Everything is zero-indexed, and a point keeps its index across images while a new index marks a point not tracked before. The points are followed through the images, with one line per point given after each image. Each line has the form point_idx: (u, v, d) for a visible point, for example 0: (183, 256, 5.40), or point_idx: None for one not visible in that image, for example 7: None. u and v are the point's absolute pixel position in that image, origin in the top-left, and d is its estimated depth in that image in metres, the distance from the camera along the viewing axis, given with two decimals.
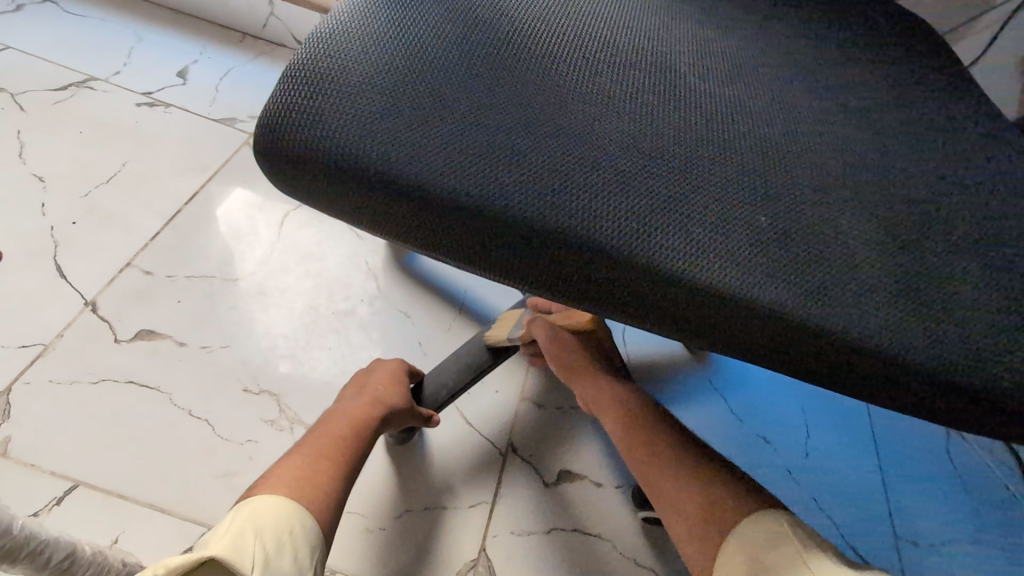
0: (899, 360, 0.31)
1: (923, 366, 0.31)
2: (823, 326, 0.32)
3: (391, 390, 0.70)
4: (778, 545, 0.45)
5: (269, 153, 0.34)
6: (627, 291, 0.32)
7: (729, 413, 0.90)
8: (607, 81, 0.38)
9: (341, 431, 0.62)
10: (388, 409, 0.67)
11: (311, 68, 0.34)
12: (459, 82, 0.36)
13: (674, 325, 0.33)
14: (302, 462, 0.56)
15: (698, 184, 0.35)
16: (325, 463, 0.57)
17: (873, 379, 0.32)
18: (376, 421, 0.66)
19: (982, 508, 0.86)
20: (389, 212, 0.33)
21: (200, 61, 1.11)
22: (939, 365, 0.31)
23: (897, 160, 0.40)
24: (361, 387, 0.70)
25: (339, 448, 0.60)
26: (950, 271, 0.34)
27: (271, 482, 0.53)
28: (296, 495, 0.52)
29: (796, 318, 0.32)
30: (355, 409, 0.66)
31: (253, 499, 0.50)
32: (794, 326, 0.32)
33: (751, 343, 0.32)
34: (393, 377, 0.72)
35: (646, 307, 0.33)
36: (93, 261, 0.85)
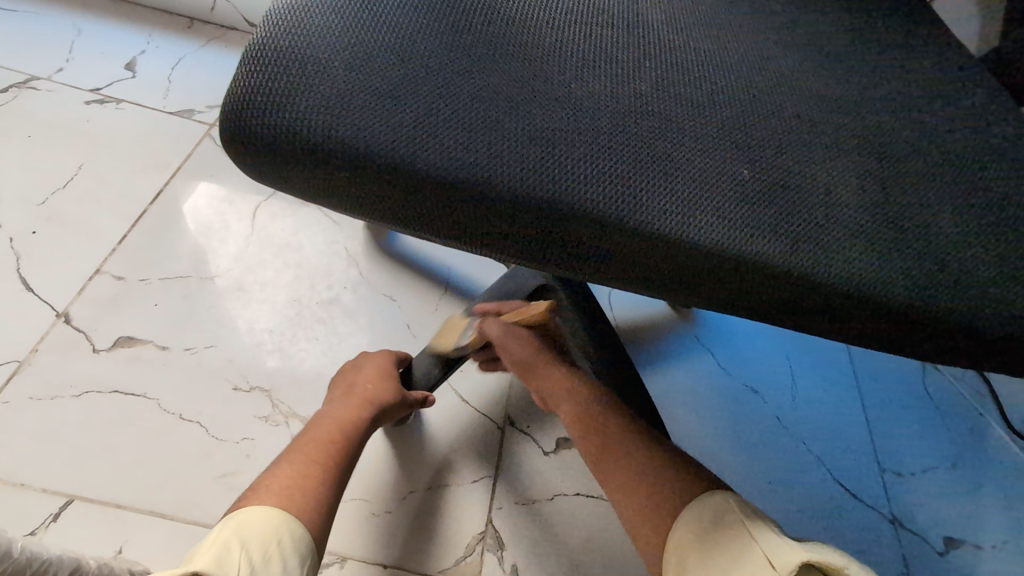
0: (883, 298, 0.32)
1: (905, 301, 0.33)
2: (811, 273, 0.32)
3: (379, 387, 0.69)
4: (722, 520, 0.48)
5: (237, 138, 0.32)
6: (620, 254, 0.33)
7: (717, 367, 0.92)
8: (582, 43, 0.37)
9: (331, 434, 0.61)
10: (377, 408, 0.67)
11: (272, 44, 0.32)
12: (433, 52, 0.34)
13: (667, 284, 0.34)
14: (292, 470, 0.55)
15: (681, 141, 0.35)
16: (316, 469, 0.56)
17: (857, 317, 0.33)
18: (366, 420, 0.65)
19: (957, 434, 0.90)
20: (373, 192, 0.32)
21: (147, 51, 1.06)
22: (920, 298, 0.33)
23: (874, 101, 0.40)
24: (349, 386, 0.69)
25: (330, 452, 0.59)
26: (932, 207, 0.35)
27: (261, 493, 0.52)
28: (289, 506, 0.51)
29: (785, 267, 0.32)
30: (344, 410, 0.65)
31: (242, 512, 0.50)
32: (783, 276, 0.32)
33: (738, 295, 0.33)
34: (382, 375, 0.71)
35: (639, 269, 0.33)
36: (60, 270, 0.82)
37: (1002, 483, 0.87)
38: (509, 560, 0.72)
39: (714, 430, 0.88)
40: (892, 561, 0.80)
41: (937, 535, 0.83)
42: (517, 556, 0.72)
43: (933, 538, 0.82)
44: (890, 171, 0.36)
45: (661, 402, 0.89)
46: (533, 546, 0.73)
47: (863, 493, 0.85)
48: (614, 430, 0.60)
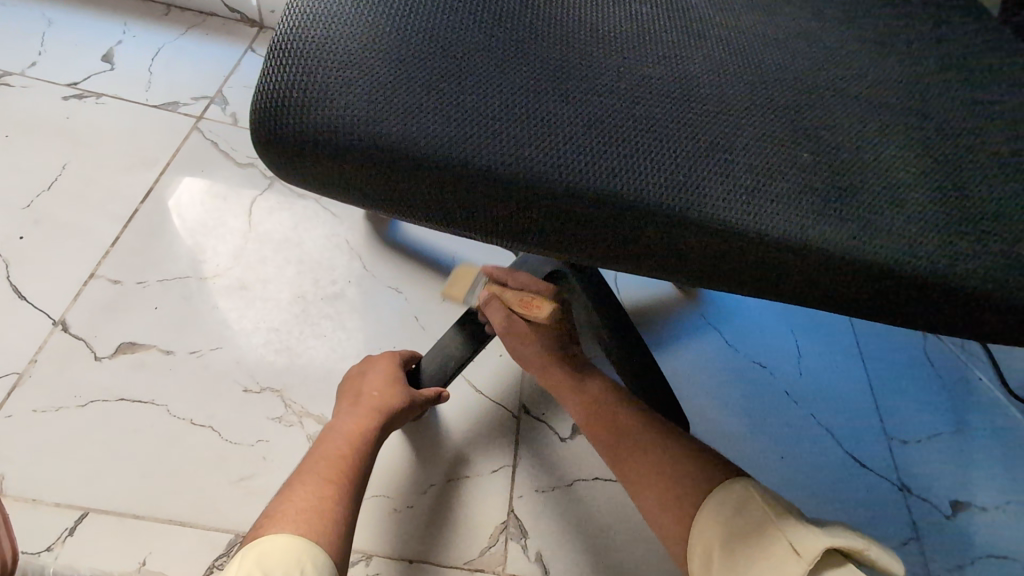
0: (949, 276, 0.30)
1: (973, 276, 0.30)
2: (884, 260, 0.30)
3: (388, 391, 0.68)
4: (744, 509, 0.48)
5: (267, 138, 0.30)
6: (677, 246, 0.30)
7: (726, 344, 0.92)
8: (621, 24, 0.35)
9: (342, 452, 0.60)
10: (387, 416, 0.66)
11: (303, 35, 0.30)
12: (467, 38, 0.32)
13: (728, 276, 0.31)
14: (307, 495, 0.55)
15: (736, 124, 0.33)
16: (331, 491, 0.56)
17: (924, 300, 0.31)
18: (377, 432, 0.64)
19: (959, 399, 0.91)
20: (411, 190, 0.30)
21: (124, 41, 1.01)
22: (990, 275, 0.30)
23: (918, 64, 0.38)
24: (356, 395, 0.68)
25: (342, 471, 0.58)
26: (983, 169, 0.33)
27: (279, 520, 0.52)
28: (308, 531, 0.51)
29: (851, 253, 0.30)
30: (353, 424, 0.64)
31: (262, 542, 0.49)
32: (855, 264, 0.30)
33: (803, 286, 0.31)
34: (388, 379, 0.69)
35: (698, 262, 0.31)
36: (52, 276, 0.78)
37: (1003, 444, 0.88)
38: (533, 547, 0.72)
39: (724, 406, 0.87)
40: (902, 526, 0.81)
41: (944, 498, 0.83)
42: (541, 543, 0.72)
43: (940, 502, 0.83)
44: (938, 133, 0.34)
45: (671, 380, 0.88)
46: (556, 531, 0.73)
47: (870, 460, 0.85)
48: (626, 425, 0.61)
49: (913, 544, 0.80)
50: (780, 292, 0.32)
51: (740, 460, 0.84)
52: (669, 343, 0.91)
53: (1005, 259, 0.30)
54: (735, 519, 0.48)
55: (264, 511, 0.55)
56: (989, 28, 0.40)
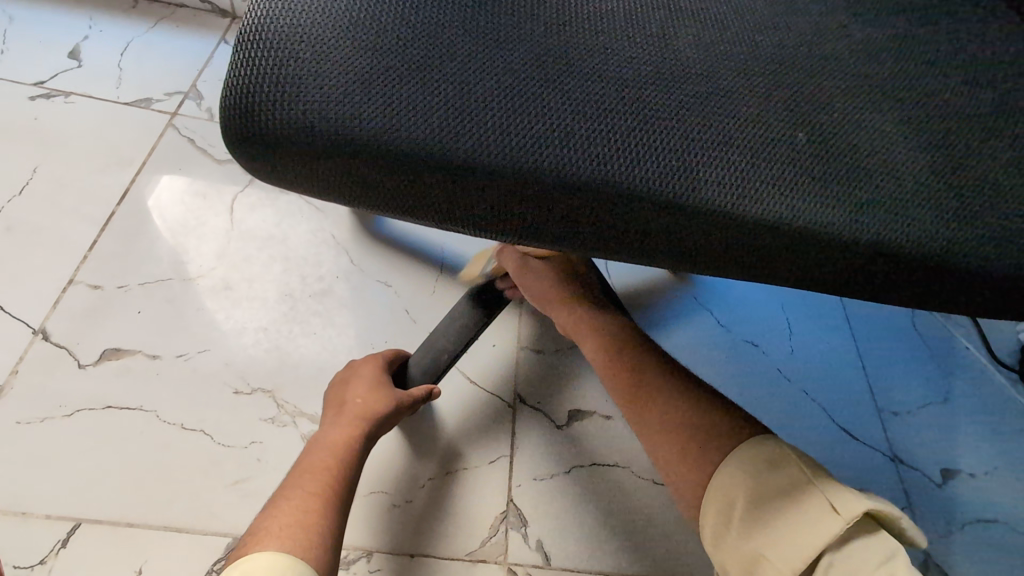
0: (939, 257, 0.30)
1: (964, 256, 0.30)
2: (873, 239, 0.30)
3: (374, 394, 0.67)
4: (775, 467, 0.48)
5: (242, 136, 0.28)
6: (671, 234, 0.30)
7: (718, 325, 0.92)
8: (605, 5, 0.34)
9: (328, 464, 0.60)
10: (371, 422, 0.65)
11: (273, 26, 0.29)
12: (446, 25, 0.30)
13: (723, 259, 0.31)
14: (291, 510, 0.54)
15: (726, 105, 0.32)
16: (316, 504, 0.55)
17: (916, 280, 0.31)
18: (362, 440, 0.63)
19: (947, 369, 0.93)
20: (396, 185, 0.29)
21: (90, 36, 0.97)
22: (978, 253, 0.30)
23: (909, 35, 0.37)
24: (342, 403, 0.67)
25: (327, 484, 0.57)
26: (973, 143, 0.32)
27: (263, 538, 0.50)
28: (294, 546, 0.49)
29: (845, 235, 0.30)
30: (338, 434, 0.63)
31: (245, 560, 0.47)
32: (846, 245, 0.30)
33: (796, 270, 0.31)
34: (371, 384, 0.68)
35: (692, 248, 0.30)
36: (29, 284, 0.76)
37: (990, 411, 0.90)
38: (534, 536, 0.72)
39: (719, 386, 0.87)
40: (895, 497, 0.82)
41: (935, 468, 0.85)
42: (542, 530, 0.73)
43: (930, 471, 0.84)
44: (929, 107, 0.33)
45: None
46: (556, 519, 0.73)
47: (862, 433, 0.86)
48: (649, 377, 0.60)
49: (905, 514, 0.81)
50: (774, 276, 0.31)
51: None
52: (662, 326, 0.91)
53: (988, 231, 0.30)
54: (764, 478, 0.47)
55: (248, 529, 0.53)
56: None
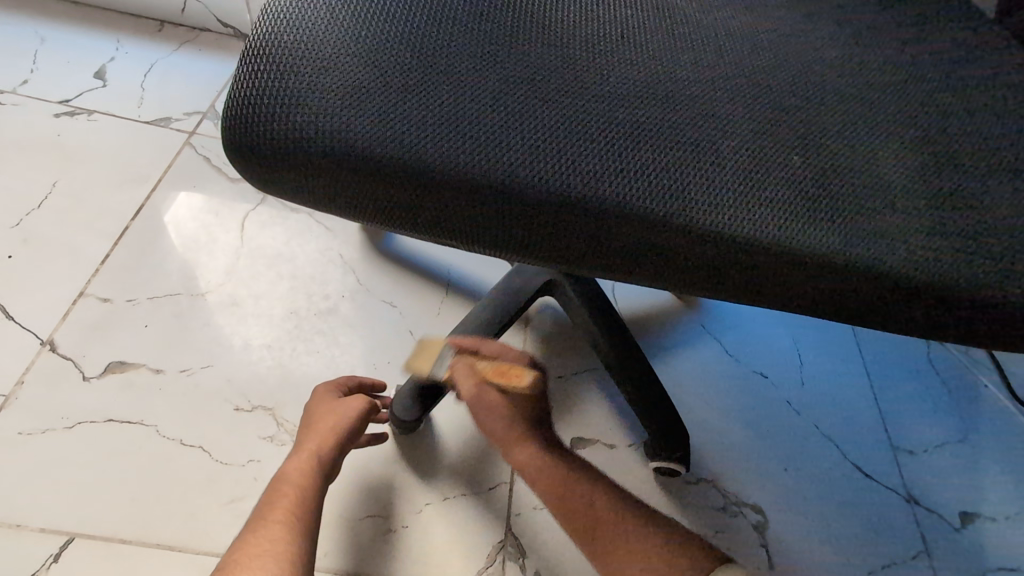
0: (953, 289, 0.29)
1: (982, 289, 0.29)
2: (874, 264, 0.29)
3: (335, 412, 0.66)
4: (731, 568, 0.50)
5: (239, 146, 0.29)
6: (662, 253, 0.29)
7: (726, 354, 0.90)
8: (603, 28, 0.34)
9: (291, 493, 0.59)
10: (337, 444, 0.64)
11: (275, 41, 0.29)
12: (445, 44, 0.31)
13: (713, 281, 0.30)
14: (260, 540, 0.53)
15: (724, 127, 0.31)
16: (284, 532, 0.54)
17: (926, 313, 0.30)
18: (328, 461, 0.63)
19: (964, 407, 0.90)
20: (389, 198, 0.29)
21: (117, 58, 1.01)
22: (995, 287, 0.29)
23: (918, 67, 0.37)
24: (304, 428, 0.66)
25: (294, 511, 0.57)
26: (986, 171, 0.32)
27: (233, 570, 0.49)
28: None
29: (839, 256, 0.29)
30: (301, 461, 0.62)
31: None
32: (843, 270, 0.29)
33: (794, 295, 0.30)
34: (335, 404, 0.68)
35: (683, 269, 0.30)
36: (40, 295, 0.77)
37: (1012, 453, 0.87)
38: (532, 567, 0.70)
39: (726, 418, 0.85)
40: (911, 540, 0.79)
41: (953, 510, 0.81)
42: (541, 562, 0.71)
43: (948, 513, 0.81)
44: (935, 136, 0.33)
45: (671, 392, 0.87)
46: (555, 550, 0.71)
47: (876, 471, 0.83)
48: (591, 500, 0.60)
49: (922, 559, 0.78)
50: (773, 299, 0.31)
51: (744, 473, 0.81)
52: (669, 354, 0.89)
53: (1004, 261, 0.29)
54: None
55: (219, 563, 0.52)
56: (987, 31, 0.39)
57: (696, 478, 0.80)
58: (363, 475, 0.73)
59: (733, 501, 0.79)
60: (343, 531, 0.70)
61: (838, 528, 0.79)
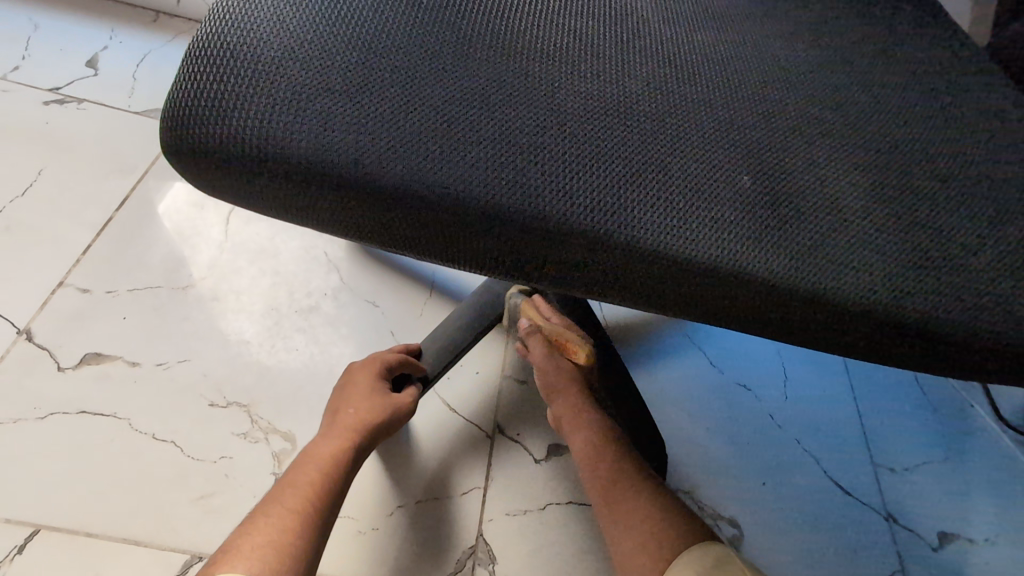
0: (896, 315, 0.29)
1: (924, 315, 0.29)
2: (820, 291, 0.29)
3: (369, 403, 0.66)
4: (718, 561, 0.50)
5: (178, 149, 0.28)
6: (604, 269, 0.29)
7: (709, 364, 0.90)
8: (561, 36, 0.34)
9: (313, 479, 0.58)
10: (364, 436, 0.64)
11: (220, 41, 0.29)
12: (396, 48, 0.30)
13: (656, 299, 0.30)
14: (268, 528, 0.52)
15: (675, 144, 0.31)
16: (294, 522, 0.53)
17: (871, 340, 0.30)
18: (353, 453, 0.62)
19: (947, 426, 0.89)
20: (332, 205, 0.29)
21: (110, 47, 1.00)
22: (933, 313, 0.29)
23: (889, 95, 0.36)
24: (337, 411, 0.65)
25: (309, 501, 0.56)
26: (943, 206, 0.32)
27: (233, 556, 0.49)
28: (262, 570, 0.48)
29: (777, 279, 0.29)
30: (331, 445, 0.61)
31: None
32: (783, 293, 0.29)
33: (734, 314, 0.30)
34: (370, 392, 0.67)
35: (625, 286, 0.30)
36: (20, 284, 0.77)
37: (993, 474, 0.86)
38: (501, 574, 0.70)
39: (706, 429, 0.85)
40: (886, 559, 0.78)
41: (931, 530, 0.81)
42: (511, 569, 0.70)
43: (926, 534, 0.80)
44: (895, 163, 0.33)
45: (652, 401, 0.86)
46: (525, 558, 0.71)
47: (854, 488, 0.83)
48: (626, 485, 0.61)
49: None
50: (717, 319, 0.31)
51: (721, 486, 0.81)
52: (652, 364, 0.89)
53: (953, 293, 0.29)
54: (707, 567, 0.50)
55: (223, 544, 0.52)
56: (968, 60, 0.39)
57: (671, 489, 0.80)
58: None
59: (707, 514, 0.79)
60: None
61: (813, 545, 0.79)
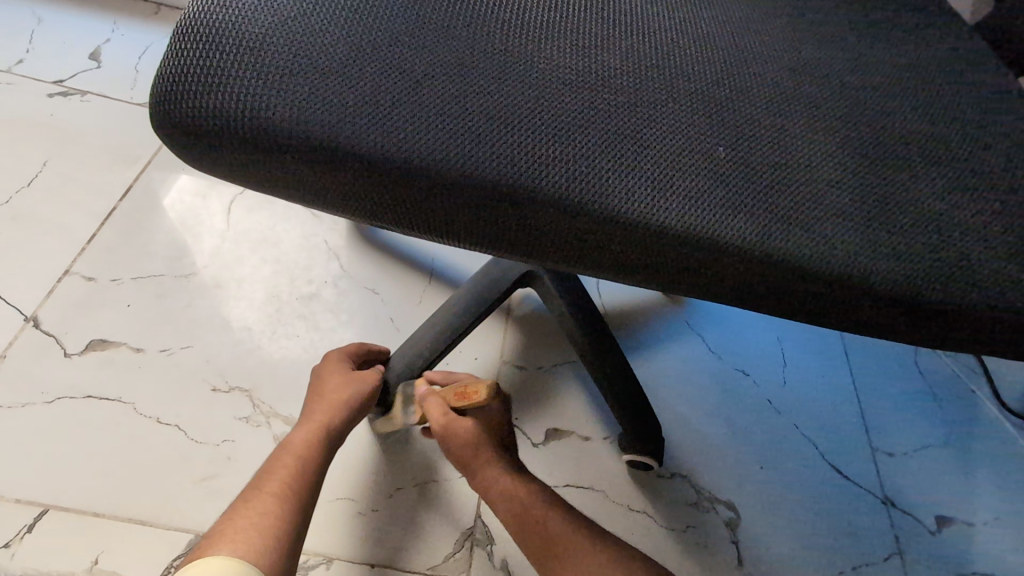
0: (870, 287, 0.30)
1: (896, 288, 0.30)
2: (795, 261, 0.30)
3: (345, 385, 0.67)
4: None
5: (169, 126, 0.29)
6: (580, 238, 0.30)
7: (707, 350, 0.90)
8: (538, 11, 0.34)
9: (290, 464, 0.59)
10: (342, 418, 0.65)
11: (206, 18, 0.29)
12: (378, 24, 0.31)
13: (634, 271, 0.31)
14: (248, 512, 0.53)
15: (653, 118, 0.32)
16: (273, 506, 0.55)
17: (844, 310, 0.31)
18: (332, 434, 0.63)
19: (948, 411, 0.89)
20: (316, 177, 0.29)
21: (112, 40, 1.01)
22: (905, 283, 0.30)
23: (874, 77, 0.37)
24: (314, 396, 0.67)
25: (288, 486, 0.57)
26: (922, 185, 0.32)
27: (216, 541, 0.50)
28: (245, 551, 0.49)
29: (752, 248, 0.30)
30: (307, 431, 0.63)
31: (196, 564, 0.47)
32: (757, 263, 0.30)
33: (716, 285, 0.31)
34: (346, 375, 0.69)
35: (602, 255, 0.31)
36: (26, 273, 0.79)
37: (993, 458, 0.86)
38: (499, 555, 0.71)
39: (704, 413, 0.85)
40: (883, 542, 0.79)
41: (929, 513, 0.81)
42: (508, 550, 0.71)
43: (924, 517, 0.81)
44: (876, 142, 0.34)
45: (651, 386, 0.87)
46: None
47: (853, 472, 0.83)
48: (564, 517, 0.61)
49: (894, 561, 0.78)
50: (694, 291, 0.32)
51: (720, 469, 0.82)
52: (651, 351, 0.89)
53: (927, 267, 0.30)
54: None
55: (204, 533, 0.53)
56: (956, 47, 0.40)
57: (669, 472, 0.80)
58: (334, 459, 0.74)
59: (705, 497, 0.79)
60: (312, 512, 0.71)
61: (810, 527, 0.79)
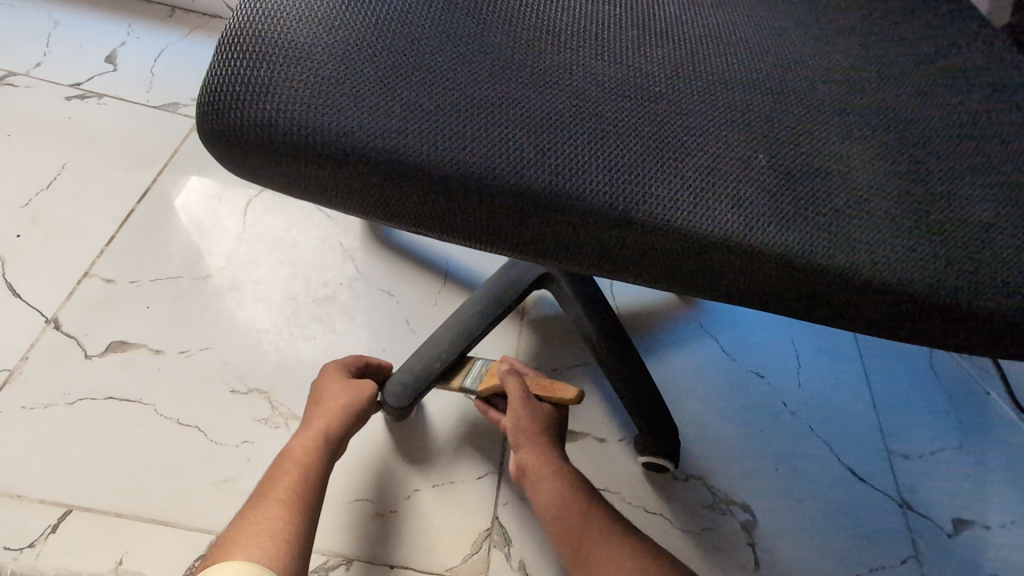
0: (909, 293, 0.30)
1: (937, 295, 0.30)
2: (836, 268, 0.30)
3: (342, 391, 0.67)
4: None
5: (213, 133, 0.29)
6: (620, 245, 0.30)
7: (721, 352, 0.90)
8: (573, 20, 0.34)
9: (294, 470, 0.59)
10: (341, 423, 0.65)
11: (250, 29, 0.30)
12: (419, 34, 0.31)
13: (673, 277, 0.31)
14: (259, 519, 0.54)
15: (690, 124, 0.32)
16: (283, 511, 0.55)
17: (883, 315, 0.31)
18: (333, 438, 0.64)
19: (964, 414, 0.88)
20: (358, 187, 0.29)
21: (127, 43, 1.02)
22: (945, 289, 0.30)
23: (905, 82, 0.37)
24: (313, 404, 0.67)
25: (294, 491, 0.57)
26: (958, 190, 0.32)
27: (230, 548, 0.50)
28: (261, 556, 0.50)
29: (793, 255, 0.30)
30: (307, 436, 0.63)
31: (213, 569, 0.47)
32: (798, 270, 0.30)
33: (756, 290, 0.31)
34: (343, 381, 0.69)
35: (642, 262, 0.31)
36: (47, 274, 0.79)
37: (1010, 461, 0.85)
38: (517, 557, 0.71)
39: (719, 415, 0.85)
40: (900, 545, 0.78)
41: (946, 516, 0.81)
42: (527, 551, 0.71)
43: (941, 520, 0.80)
44: (910, 147, 0.33)
45: (665, 388, 0.87)
46: (539, 540, 0.72)
47: (869, 475, 0.83)
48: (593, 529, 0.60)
49: (910, 564, 0.77)
50: (734, 297, 0.32)
51: (735, 472, 0.81)
52: (666, 353, 0.89)
53: (966, 272, 0.30)
54: None
55: (216, 542, 0.53)
56: (984, 49, 0.39)
57: (684, 475, 0.80)
58: (352, 460, 0.74)
59: (721, 499, 0.79)
60: (332, 513, 0.71)
61: (826, 530, 0.79)
